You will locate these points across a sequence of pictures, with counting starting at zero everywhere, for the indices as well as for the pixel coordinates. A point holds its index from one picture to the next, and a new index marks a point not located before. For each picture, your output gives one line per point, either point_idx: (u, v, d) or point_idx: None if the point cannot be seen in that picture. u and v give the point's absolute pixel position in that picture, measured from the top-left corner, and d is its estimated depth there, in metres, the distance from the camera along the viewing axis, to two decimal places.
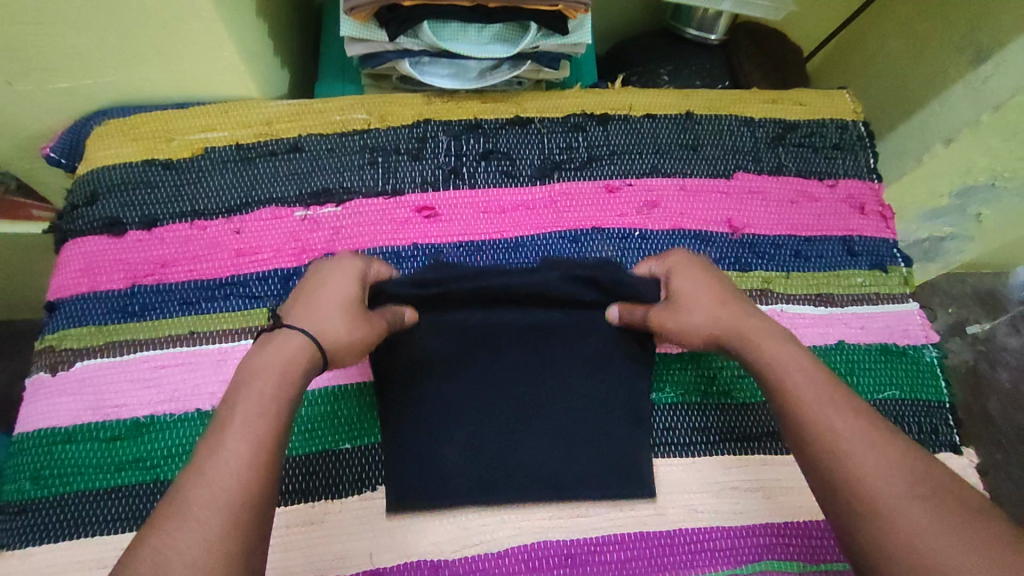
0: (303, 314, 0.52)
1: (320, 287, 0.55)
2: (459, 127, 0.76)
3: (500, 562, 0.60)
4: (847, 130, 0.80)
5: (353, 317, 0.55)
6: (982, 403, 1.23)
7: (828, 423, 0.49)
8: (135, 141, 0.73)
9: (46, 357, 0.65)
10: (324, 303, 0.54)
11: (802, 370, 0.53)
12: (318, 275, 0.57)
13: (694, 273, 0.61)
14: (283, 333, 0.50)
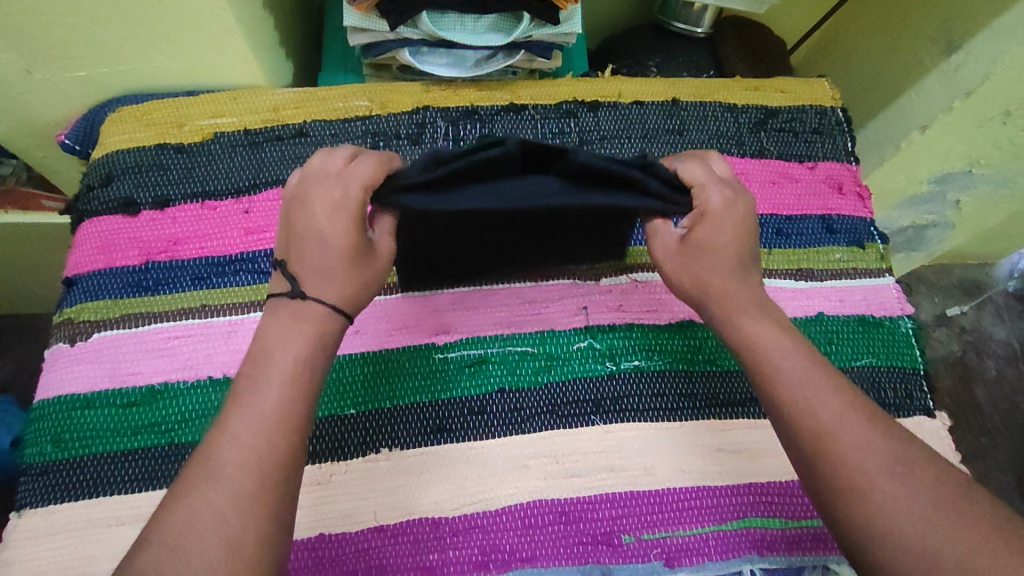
0: (318, 279, 0.52)
1: (322, 237, 0.52)
2: (457, 113, 0.79)
3: (497, 519, 0.63)
4: (826, 115, 0.84)
5: (363, 263, 0.54)
6: (970, 389, 1.27)
7: (805, 404, 0.51)
8: (149, 127, 0.77)
9: (65, 329, 0.68)
10: (332, 261, 0.52)
11: (780, 350, 0.55)
12: (314, 212, 0.52)
13: (725, 232, 0.58)
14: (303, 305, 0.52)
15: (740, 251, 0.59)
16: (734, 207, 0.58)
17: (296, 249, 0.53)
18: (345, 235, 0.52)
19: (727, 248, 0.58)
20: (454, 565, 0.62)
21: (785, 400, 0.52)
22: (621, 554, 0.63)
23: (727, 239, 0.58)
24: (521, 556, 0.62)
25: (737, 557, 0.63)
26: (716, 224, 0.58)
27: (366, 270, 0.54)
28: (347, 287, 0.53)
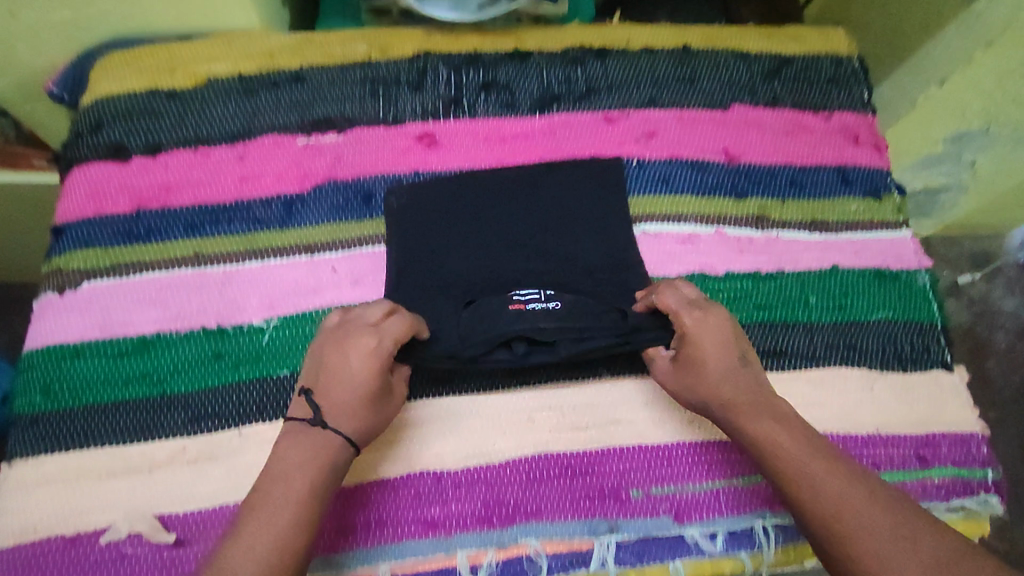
0: (335, 415, 0.54)
1: (348, 381, 0.54)
2: (459, 60, 0.76)
3: (501, 473, 0.61)
4: (842, 65, 0.81)
5: (378, 407, 0.56)
6: (978, 364, 1.13)
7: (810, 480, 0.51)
8: (139, 72, 0.74)
9: (54, 278, 0.66)
10: (353, 402, 0.54)
11: (786, 424, 0.54)
12: (343, 355, 0.55)
13: (713, 345, 0.57)
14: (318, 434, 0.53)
15: (733, 362, 0.57)
16: (713, 317, 0.58)
17: (320, 384, 0.55)
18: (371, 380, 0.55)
19: (717, 359, 0.57)
20: (456, 519, 0.60)
21: (790, 481, 0.51)
22: (628, 509, 0.61)
23: (716, 355, 0.57)
24: (526, 510, 0.60)
25: (749, 512, 0.61)
26: (702, 340, 0.57)
27: (378, 415, 0.56)
28: (361, 424, 0.54)
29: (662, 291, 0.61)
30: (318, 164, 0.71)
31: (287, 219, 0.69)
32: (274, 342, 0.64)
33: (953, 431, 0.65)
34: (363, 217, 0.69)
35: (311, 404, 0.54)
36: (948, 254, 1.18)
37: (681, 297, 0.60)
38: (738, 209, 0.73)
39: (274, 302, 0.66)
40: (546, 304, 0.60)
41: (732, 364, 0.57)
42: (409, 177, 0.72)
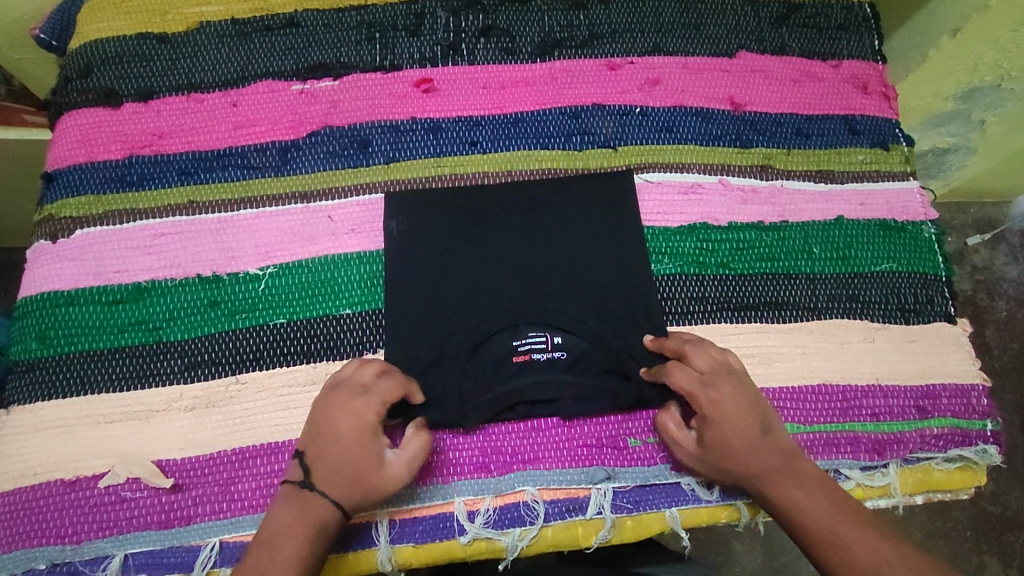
0: (330, 486, 0.53)
1: (342, 445, 0.54)
2: (458, 3, 0.74)
3: (498, 422, 0.61)
4: (853, 11, 0.78)
5: (376, 473, 0.53)
6: (978, 331, 1.10)
7: (849, 552, 0.51)
8: (129, 15, 0.71)
9: (46, 226, 0.65)
10: (347, 469, 0.53)
11: (809, 488, 0.54)
12: (337, 419, 0.54)
13: (732, 419, 0.56)
14: (311, 506, 0.52)
15: (756, 435, 0.55)
16: (727, 387, 0.57)
17: (315, 448, 0.54)
18: (362, 443, 0.53)
19: (741, 435, 0.55)
20: (454, 466, 0.59)
21: (830, 554, 0.52)
22: (625, 458, 0.61)
23: (736, 430, 0.55)
24: (523, 458, 0.60)
25: None
26: (722, 417, 0.56)
27: (377, 484, 0.53)
28: (353, 489, 0.53)
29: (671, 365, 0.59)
30: (313, 110, 0.70)
31: (282, 166, 0.68)
32: (271, 291, 0.63)
33: (953, 383, 0.65)
34: (358, 165, 0.68)
35: (308, 472, 0.54)
36: (953, 218, 1.16)
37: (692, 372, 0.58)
38: (742, 158, 0.71)
39: (270, 250, 0.65)
40: (550, 353, 0.61)
41: (755, 438, 0.55)
42: (407, 124, 0.70)
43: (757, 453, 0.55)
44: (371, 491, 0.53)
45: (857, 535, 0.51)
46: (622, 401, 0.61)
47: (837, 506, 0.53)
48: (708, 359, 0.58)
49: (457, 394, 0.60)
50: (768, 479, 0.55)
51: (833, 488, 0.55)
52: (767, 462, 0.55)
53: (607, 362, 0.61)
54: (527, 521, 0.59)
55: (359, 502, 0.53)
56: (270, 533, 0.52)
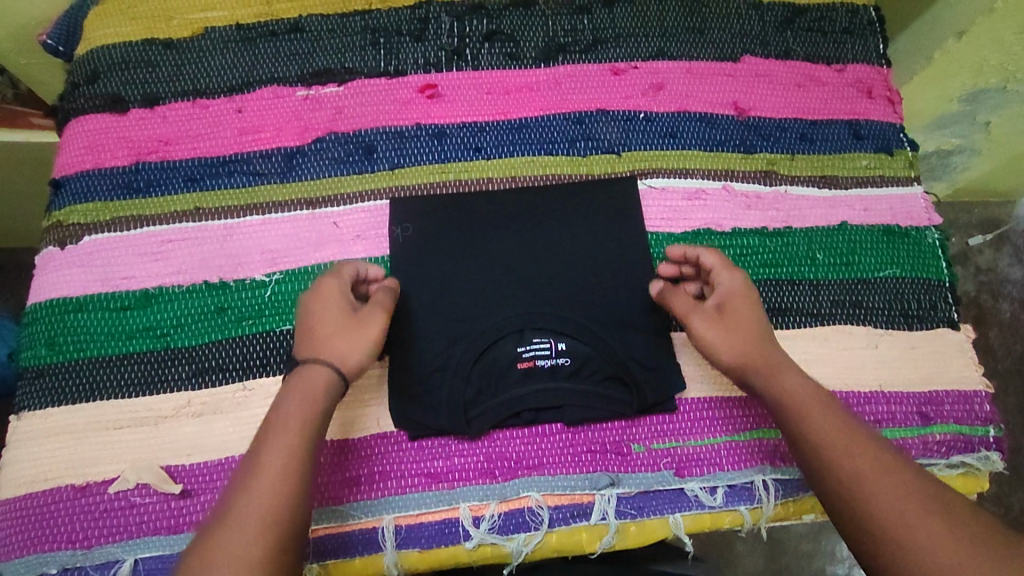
0: (320, 346, 0.56)
1: (318, 311, 0.57)
2: (462, 8, 0.74)
3: (503, 428, 0.61)
4: (858, 14, 0.78)
5: (357, 322, 0.57)
6: (982, 332, 1.10)
7: (847, 475, 0.49)
8: (134, 21, 0.72)
9: (55, 232, 0.65)
10: (329, 325, 0.56)
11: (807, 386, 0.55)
12: (307, 295, 0.58)
13: (746, 303, 0.60)
14: (306, 377, 0.54)
15: (766, 322, 0.60)
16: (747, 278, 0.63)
17: (297, 329, 0.57)
18: (335, 301, 0.57)
19: (751, 317, 0.60)
20: (459, 471, 0.60)
21: (825, 460, 0.51)
22: (629, 464, 0.61)
23: (748, 311, 0.60)
24: (528, 464, 0.61)
25: (749, 467, 0.61)
26: (742, 295, 0.61)
27: (361, 331, 0.57)
28: (341, 346, 0.56)
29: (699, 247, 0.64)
30: (319, 116, 0.70)
31: (288, 172, 0.68)
32: (276, 297, 0.64)
33: (956, 389, 0.65)
34: (364, 171, 0.69)
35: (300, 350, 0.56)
36: (957, 219, 1.16)
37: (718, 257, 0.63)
38: (746, 164, 0.71)
39: (276, 256, 0.65)
40: (553, 361, 0.62)
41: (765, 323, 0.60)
42: (411, 130, 0.70)
43: (767, 333, 0.59)
44: (356, 339, 0.56)
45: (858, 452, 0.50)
46: (624, 407, 0.62)
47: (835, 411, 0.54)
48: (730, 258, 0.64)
49: (462, 402, 0.61)
50: (770, 366, 0.57)
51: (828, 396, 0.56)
52: (772, 343, 0.59)
53: (611, 368, 0.62)
54: (532, 526, 0.59)
55: (352, 352, 0.56)
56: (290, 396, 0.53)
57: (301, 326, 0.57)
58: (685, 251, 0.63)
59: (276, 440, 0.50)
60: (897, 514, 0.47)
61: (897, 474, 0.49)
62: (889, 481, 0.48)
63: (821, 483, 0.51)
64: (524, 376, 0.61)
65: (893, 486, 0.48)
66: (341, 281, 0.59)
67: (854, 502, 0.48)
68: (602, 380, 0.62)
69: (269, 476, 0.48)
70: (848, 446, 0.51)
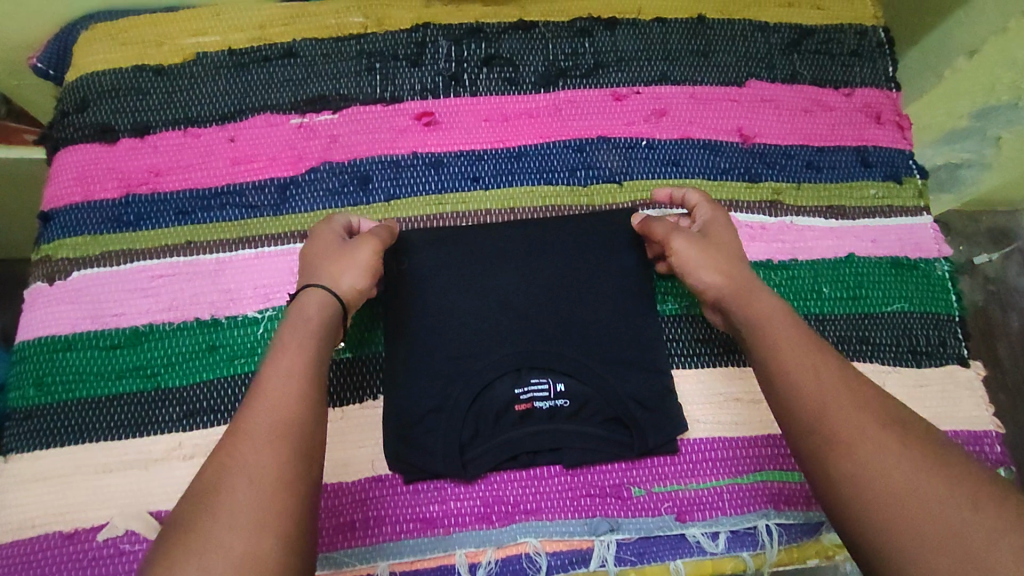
0: (311, 271, 0.56)
1: (313, 246, 0.58)
2: (460, 31, 0.72)
3: (500, 472, 0.61)
4: (867, 36, 0.76)
5: (347, 247, 0.57)
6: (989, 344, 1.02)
7: (805, 396, 0.47)
8: (125, 47, 0.70)
9: (43, 267, 0.64)
10: (319, 253, 0.57)
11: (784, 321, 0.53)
12: (306, 242, 0.60)
13: (726, 230, 0.61)
14: (299, 300, 0.53)
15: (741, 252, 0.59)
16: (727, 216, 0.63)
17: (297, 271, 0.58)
18: (326, 237, 0.59)
19: (731, 240, 0.60)
20: (455, 517, 0.59)
21: (783, 377, 0.49)
22: (628, 508, 0.60)
23: (728, 236, 0.60)
24: (525, 509, 0.60)
25: (751, 512, 0.60)
26: (719, 227, 0.61)
27: (349, 254, 0.57)
28: (331, 266, 0.56)
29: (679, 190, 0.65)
30: (313, 144, 0.68)
31: (281, 204, 0.66)
32: (269, 335, 0.62)
33: (965, 430, 0.64)
34: (359, 202, 0.67)
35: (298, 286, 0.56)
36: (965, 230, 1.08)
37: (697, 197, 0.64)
38: (751, 193, 0.70)
39: (269, 292, 0.64)
40: (552, 403, 0.60)
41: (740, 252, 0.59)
42: (407, 159, 0.69)
43: (741, 259, 0.59)
44: (345, 260, 0.56)
45: (822, 372, 0.48)
46: (624, 449, 0.61)
47: (802, 333, 0.52)
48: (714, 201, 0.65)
49: (458, 445, 0.59)
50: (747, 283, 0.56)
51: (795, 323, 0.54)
52: (744, 268, 0.58)
53: (612, 410, 0.60)
54: (529, 573, 0.59)
55: (341, 271, 0.55)
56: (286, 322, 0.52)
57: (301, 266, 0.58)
58: (670, 192, 0.65)
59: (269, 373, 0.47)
60: (857, 441, 0.44)
61: (865, 398, 0.46)
62: (854, 405, 0.46)
63: (778, 400, 0.49)
64: (521, 417, 0.60)
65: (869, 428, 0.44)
66: (335, 224, 0.61)
67: (809, 422, 0.46)
68: (601, 422, 0.61)
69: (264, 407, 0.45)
70: (808, 364, 0.49)
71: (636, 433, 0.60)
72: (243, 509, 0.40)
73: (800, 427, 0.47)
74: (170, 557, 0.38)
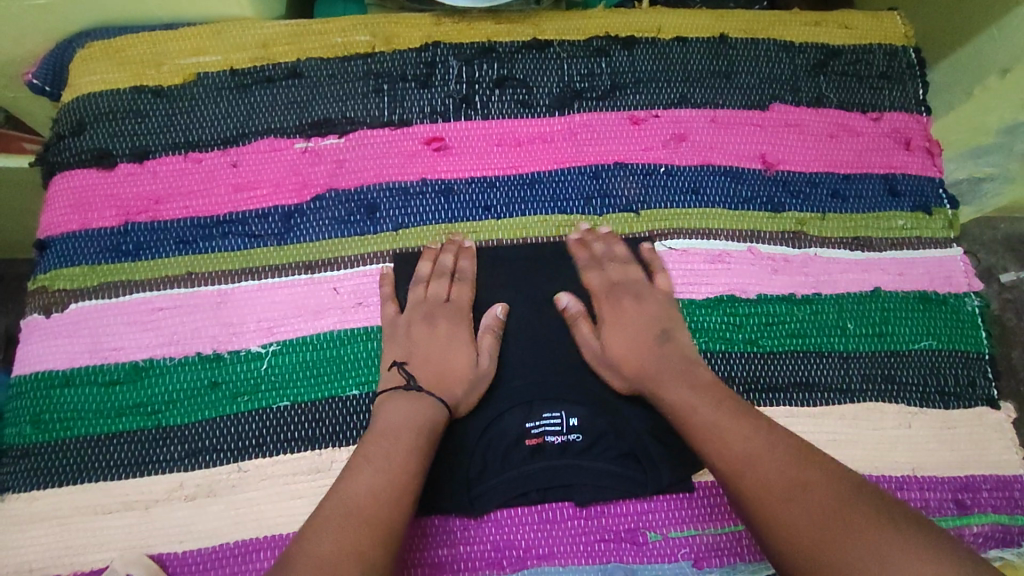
0: (432, 380, 0.58)
1: (442, 350, 0.60)
2: (472, 50, 0.69)
3: (511, 513, 0.58)
4: (897, 56, 0.73)
5: (473, 365, 0.60)
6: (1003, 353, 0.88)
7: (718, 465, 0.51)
8: (124, 66, 0.68)
9: (39, 298, 0.62)
10: (448, 369, 0.59)
11: (696, 401, 0.55)
12: (427, 329, 0.61)
13: (622, 329, 0.61)
14: (419, 409, 0.56)
15: (648, 343, 0.59)
16: (634, 298, 0.62)
17: (416, 359, 0.59)
18: (458, 343, 0.60)
19: (632, 336, 0.60)
20: (464, 561, 0.57)
21: (706, 444, 0.52)
22: (644, 554, 0.58)
23: (632, 331, 0.60)
24: (537, 553, 0.58)
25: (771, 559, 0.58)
26: (615, 324, 0.61)
27: (474, 373, 0.59)
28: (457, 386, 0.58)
29: (594, 265, 0.64)
30: (318, 170, 0.66)
31: (285, 233, 0.64)
32: (273, 370, 0.60)
33: (995, 475, 0.61)
34: (365, 232, 0.65)
35: (400, 376, 0.58)
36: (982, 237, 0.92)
37: (606, 279, 0.64)
38: (773, 224, 0.67)
39: (272, 325, 0.62)
40: (564, 437, 0.59)
41: (645, 345, 0.59)
42: (416, 186, 0.66)
43: (642, 355, 0.59)
44: (470, 386, 0.59)
45: (739, 437, 0.51)
46: (637, 487, 0.59)
47: (717, 396, 0.55)
48: (635, 274, 0.64)
49: (464, 481, 0.58)
50: (655, 378, 0.57)
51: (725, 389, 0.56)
52: (643, 363, 0.58)
53: (625, 445, 0.59)
54: None
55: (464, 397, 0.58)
56: (408, 419, 0.55)
57: (422, 361, 0.59)
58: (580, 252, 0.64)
59: (371, 454, 0.52)
60: (779, 505, 0.47)
61: (792, 457, 0.50)
62: (773, 473, 0.49)
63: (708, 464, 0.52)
64: (532, 453, 0.59)
65: (787, 492, 0.47)
66: (469, 322, 0.62)
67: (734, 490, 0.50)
68: (616, 460, 0.59)
69: (371, 484, 0.50)
70: (730, 430, 0.52)
71: (642, 466, 0.59)
72: (334, 550, 0.46)
73: (734, 492, 0.50)
74: (288, 558, 0.46)
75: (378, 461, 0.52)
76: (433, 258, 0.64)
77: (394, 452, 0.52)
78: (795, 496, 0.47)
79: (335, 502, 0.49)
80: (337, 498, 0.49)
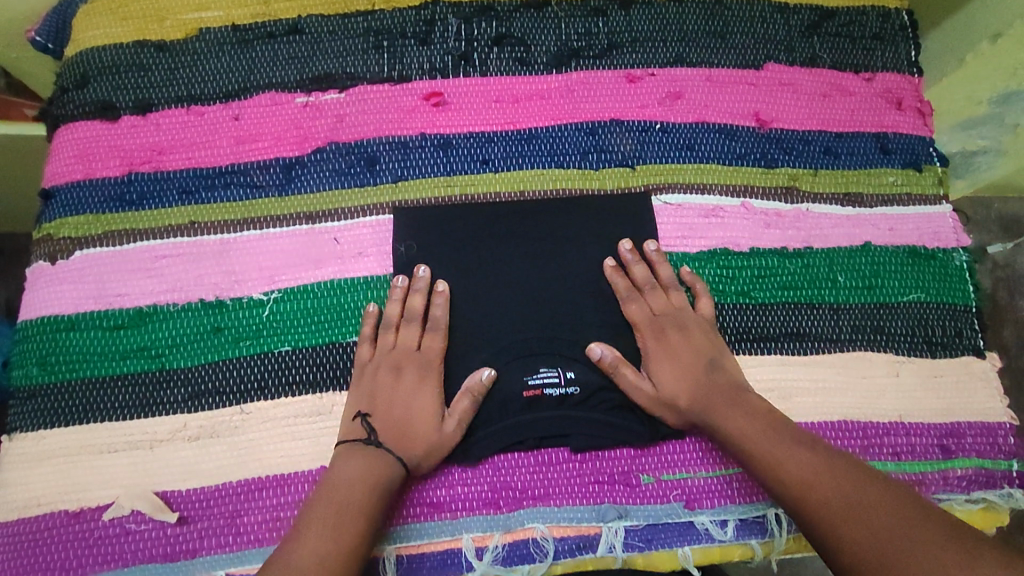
0: (393, 436, 0.56)
1: (406, 404, 0.58)
2: (470, 9, 0.70)
3: (509, 456, 0.60)
4: (889, 19, 0.74)
5: (437, 426, 0.57)
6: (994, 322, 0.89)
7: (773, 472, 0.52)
8: (126, 21, 0.68)
9: (45, 246, 0.63)
10: (411, 428, 0.57)
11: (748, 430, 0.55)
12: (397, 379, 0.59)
13: (674, 366, 0.60)
14: (373, 468, 0.54)
15: (699, 376, 0.59)
16: (679, 330, 0.61)
17: (382, 412, 0.57)
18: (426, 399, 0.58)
19: (686, 372, 0.59)
20: (463, 501, 0.59)
21: (763, 464, 0.53)
22: (638, 496, 0.60)
23: (683, 365, 0.59)
24: (533, 494, 0.59)
25: (761, 501, 0.59)
26: (664, 358, 0.60)
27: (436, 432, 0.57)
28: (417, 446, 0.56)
29: (634, 295, 0.62)
30: (319, 125, 0.67)
31: (286, 184, 0.65)
32: (274, 318, 0.62)
33: (980, 421, 0.63)
34: (365, 184, 0.66)
35: (361, 428, 0.57)
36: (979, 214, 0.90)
37: (648, 309, 0.62)
38: (765, 180, 0.68)
39: (273, 274, 0.63)
40: (563, 390, 0.60)
41: (699, 381, 0.59)
42: (415, 141, 0.67)
43: (697, 392, 0.58)
44: (432, 446, 0.57)
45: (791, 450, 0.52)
46: (631, 433, 0.60)
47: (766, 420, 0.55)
48: (676, 303, 0.62)
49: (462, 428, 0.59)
50: (715, 418, 0.57)
51: (779, 416, 0.56)
52: (697, 400, 0.58)
53: (621, 396, 0.61)
54: (537, 558, 0.58)
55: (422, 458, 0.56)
56: (362, 472, 0.54)
57: (387, 415, 0.57)
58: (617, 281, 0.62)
59: (322, 510, 0.51)
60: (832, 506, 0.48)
61: (847, 475, 0.49)
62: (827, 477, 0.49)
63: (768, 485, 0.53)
64: (529, 402, 0.60)
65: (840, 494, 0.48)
66: (439, 373, 0.60)
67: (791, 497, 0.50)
68: (610, 409, 0.60)
69: (319, 540, 0.49)
70: (784, 453, 0.52)
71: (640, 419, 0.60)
72: None
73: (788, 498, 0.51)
74: None
75: (325, 522, 0.50)
76: (403, 300, 0.61)
77: (343, 510, 0.51)
78: (854, 512, 0.47)
79: (279, 566, 0.48)
80: (282, 562, 0.48)
